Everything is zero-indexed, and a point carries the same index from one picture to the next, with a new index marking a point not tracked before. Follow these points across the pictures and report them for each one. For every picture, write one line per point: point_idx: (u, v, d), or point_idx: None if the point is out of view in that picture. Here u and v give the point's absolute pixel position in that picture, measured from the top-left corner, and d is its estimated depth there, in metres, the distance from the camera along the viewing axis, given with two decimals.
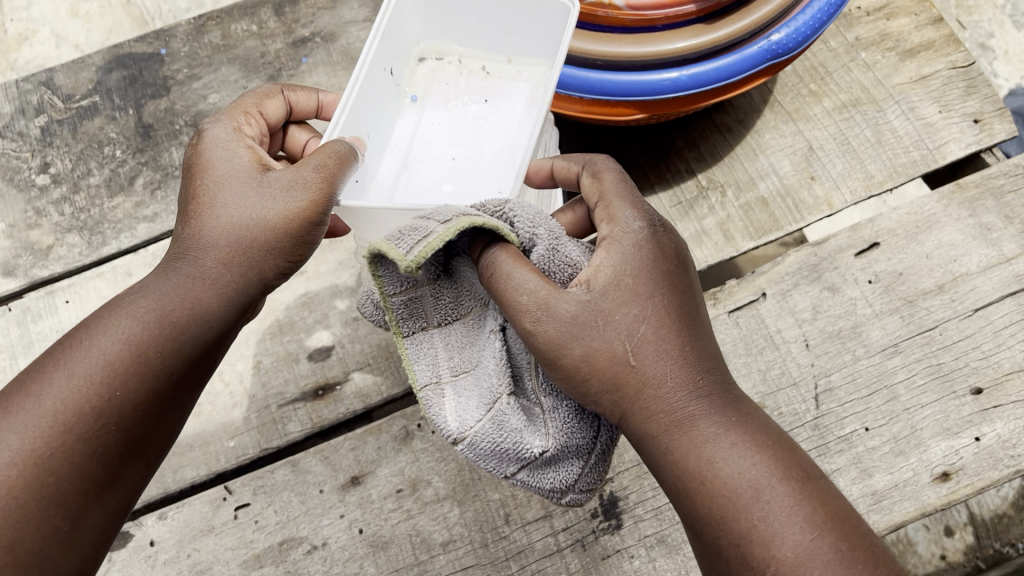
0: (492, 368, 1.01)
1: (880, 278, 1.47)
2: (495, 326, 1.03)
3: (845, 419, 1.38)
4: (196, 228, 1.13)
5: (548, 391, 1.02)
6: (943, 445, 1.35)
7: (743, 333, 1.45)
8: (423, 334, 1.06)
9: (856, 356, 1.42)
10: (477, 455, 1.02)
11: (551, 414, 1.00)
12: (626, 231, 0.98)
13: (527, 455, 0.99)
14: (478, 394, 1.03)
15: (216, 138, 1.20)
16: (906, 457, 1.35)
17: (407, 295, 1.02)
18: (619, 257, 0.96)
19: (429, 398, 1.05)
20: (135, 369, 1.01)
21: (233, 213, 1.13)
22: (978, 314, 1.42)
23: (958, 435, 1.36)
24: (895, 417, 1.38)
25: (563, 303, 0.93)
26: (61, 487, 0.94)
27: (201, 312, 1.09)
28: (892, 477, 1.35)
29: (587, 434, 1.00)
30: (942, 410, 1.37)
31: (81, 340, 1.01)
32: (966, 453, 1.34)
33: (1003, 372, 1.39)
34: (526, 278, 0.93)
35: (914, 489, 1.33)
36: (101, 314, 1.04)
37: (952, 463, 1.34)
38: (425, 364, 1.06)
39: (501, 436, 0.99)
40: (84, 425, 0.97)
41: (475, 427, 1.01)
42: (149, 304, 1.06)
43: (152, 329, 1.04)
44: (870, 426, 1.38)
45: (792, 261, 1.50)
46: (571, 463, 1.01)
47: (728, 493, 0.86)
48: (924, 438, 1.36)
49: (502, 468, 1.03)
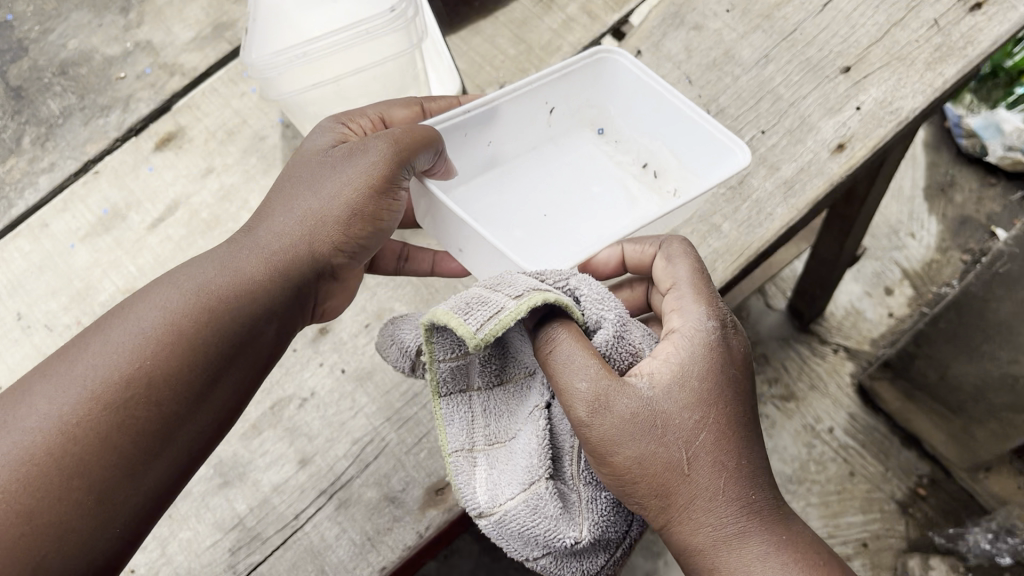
0: (533, 444, 0.87)
1: (735, 6, 1.60)
2: (539, 397, 0.91)
3: (742, 129, 1.50)
4: (277, 205, 1.04)
5: (587, 476, 0.87)
6: (832, 122, 1.47)
7: None
8: (463, 395, 0.95)
9: (736, 75, 1.54)
10: (503, 531, 0.88)
11: (587, 501, 0.86)
12: (697, 320, 0.88)
13: (561, 544, 0.84)
14: (507, 462, 0.90)
15: (314, 140, 1.09)
16: (803, 143, 1.47)
17: (462, 361, 0.92)
18: (683, 282, 0.93)
19: (459, 462, 0.92)
20: (190, 349, 0.87)
21: (284, 225, 1.01)
22: (828, 8, 1.56)
23: (842, 111, 1.48)
24: (784, 114, 1.50)
25: (326, 201, 1.02)
26: (99, 476, 0.78)
27: (248, 282, 0.96)
28: (797, 163, 1.46)
29: (619, 524, 0.88)
30: (822, 94, 1.50)
31: (124, 313, 0.89)
32: (854, 122, 1.46)
33: (863, 47, 1.51)
34: (676, 270, 0.94)
35: (819, 167, 1.45)
36: (131, 301, 0.91)
37: (844, 134, 1.46)
38: (457, 424, 0.94)
39: (534, 519, 0.84)
40: (142, 385, 0.83)
41: (503, 491, 0.88)
42: (242, 266, 0.97)
43: (206, 299, 0.92)
44: (765, 128, 1.49)
45: (655, 17, 1.61)
46: (597, 557, 0.88)
47: (623, 477, 0.81)
48: (814, 122, 1.48)
49: (525, 550, 0.88)
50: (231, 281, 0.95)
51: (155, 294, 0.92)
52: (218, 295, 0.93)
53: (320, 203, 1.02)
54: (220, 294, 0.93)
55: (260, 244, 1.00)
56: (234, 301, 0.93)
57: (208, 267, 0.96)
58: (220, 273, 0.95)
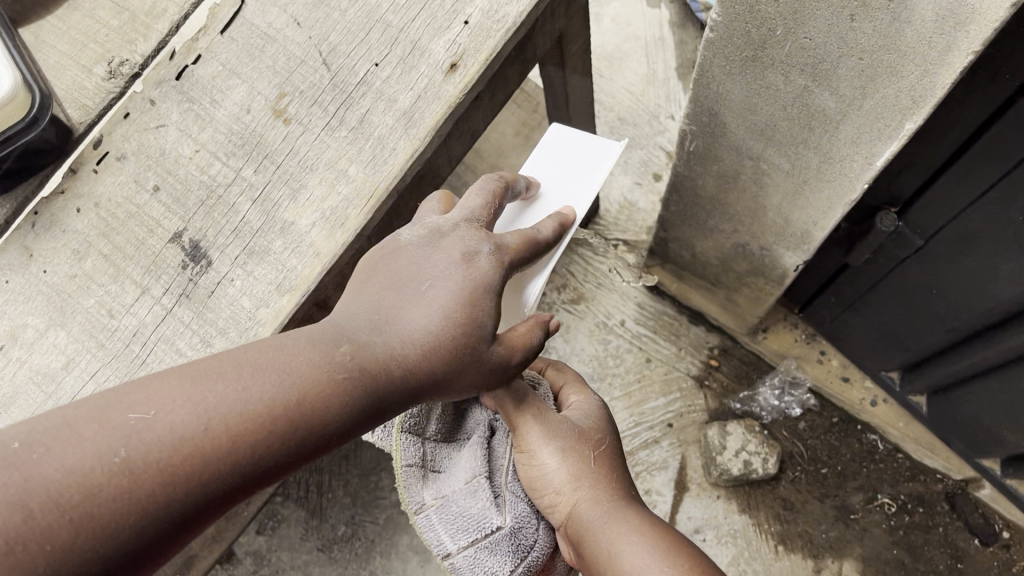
0: (473, 462, 1.44)
1: None
2: (479, 436, 1.47)
3: (354, 66, 1.45)
4: (264, 361, 0.96)
5: (512, 487, 1.42)
6: (442, 42, 1.44)
7: (240, 43, 1.49)
8: (415, 437, 1.47)
9: (342, 10, 1.48)
10: (439, 518, 1.42)
11: (515, 503, 1.40)
12: (589, 413, 1.43)
13: (489, 526, 1.38)
14: (454, 500, 1.42)
15: (408, 251, 1.16)
16: (417, 68, 1.43)
17: (420, 411, 1.46)
18: (586, 410, 1.44)
19: (408, 478, 1.45)
20: (376, 394, 1.02)
21: (296, 363, 0.96)
22: None
23: (450, 28, 1.45)
24: (394, 42, 1.45)
25: (414, 348, 1.07)
26: (96, 537, 0.80)
27: (256, 407, 0.91)
28: (414, 90, 1.42)
29: (533, 531, 1.40)
30: (429, 15, 1.46)
31: (151, 402, 0.87)
32: (462, 39, 1.43)
33: None
34: (553, 419, 1.36)
35: (435, 91, 1.42)
36: (133, 397, 0.87)
37: (455, 52, 1.43)
38: (411, 449, 1.45)
39: (467, 510, 1.40)
40: (91, 516, 0.80)
41: (451, 490, 1.43)
42: (303, 355, 0.98)
43: (278, 404, 0.92)
44: (379, 60, 1.45)
45: None
46: (534, 529, 1.41)
47: (540, 485, 1.35)
48: (424, 45, 1.44)
49: (456, 538, 1.40)
50: (331, 378, 0.98)
51: (338, 355, 1.00)
52: (342, 375, 0.98)
53: (385, 349, 1.05)
54: (366, 356, 1.02)
55: (328, 352, 1.00)
56: (331, 393, 0.96)
57: (376, 350, 1.04)
58: (287, 365, 0.96)
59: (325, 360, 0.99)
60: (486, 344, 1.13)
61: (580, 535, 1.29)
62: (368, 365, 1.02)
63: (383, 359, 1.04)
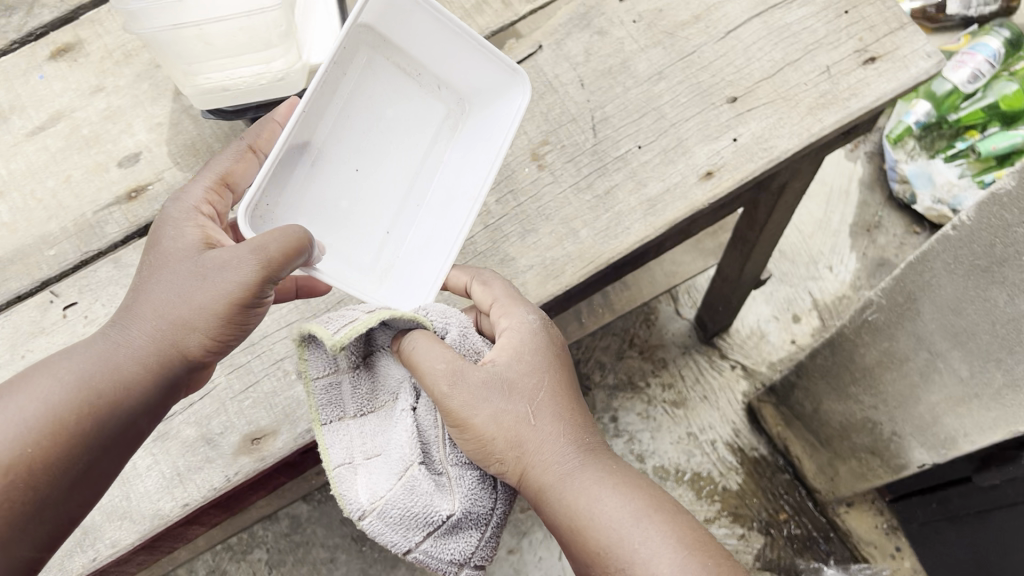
0: (405, 442, 1.11)
1: (643, 18, 1.60)
2: (404, 405, 1.16)
3: (619, 142, 1.52)
4: (137, 312, 1.10)
5: (453, 460, 1.14)
6: (706, 149, 1.50)
7: (524, 83, 1.57)
8: (339, 422, 1.14)
9: (627, 87, 1.56)
10: (386, 524, 1.08)
11: (459, 480, 1.12)
12: (520, 323, 1.18)
13: (437, 517, 1.08)
14: (388, 468, 1.11)
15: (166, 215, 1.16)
16: (674, 164, 1.50)
17: (329, 377, 1.13)
18: (519, 336, 1.17)
19: (342, 473, 1.10)
20: (539, 490, 1.10)
21: (494, 425, 1.10)
22: (731, 37, 1.57)
23: (718, 138, 1.51)
24: (663, 133, 1.52)
25: (549, 436, 1.12)
26: (81, 438, 1.05)
27: (122, 381, 1.09)
28: (665, 183, 1.49)
29: (486, 502, 1.14)
30: (704, 120, 1.52)
31: (25, 390, 1.06)
32: (726, 152, 1.49)
33: (755, 80, 1.54)
34: (437, 349, 1.09)
35: (683, 191, 1.48)
36: (22, 379, 1.07)
37: (715, 163, 1.49)
38: (339, 447, 1.12)
39: (413, 501, 1.07)
40: (56, 444, 1.04)
41: (386, 496, 1.08)
42: (500, 417, 1.11)
43: (495, 439, 1.09)
44: (642, 143, 1.52)
45: (563, 15, 1.62)
46: (470, 533, 1.12)
47: (482, 455, 1.10)
48: (689, 146, 1.51)
49: (409, 537, 1.09)
50: (522, 416, 1.12)
51: (520, 451, 1.10)
52: (508, 455, 1.10)
53: (500, 408, 1.11)
54: (541, 465, 1.10)
55: (499, 413, 1.11)
56: (506, 454, 1.10)
57: (531, 447, 1.11)
58: (487, 427, 1.10)
59: (496, 443, 1.09)
60: (534, 383, 1.15)
61: (575, 535, 1.07)
62: (540, 457, 1.11)
63: (547, 443, 1.11)
